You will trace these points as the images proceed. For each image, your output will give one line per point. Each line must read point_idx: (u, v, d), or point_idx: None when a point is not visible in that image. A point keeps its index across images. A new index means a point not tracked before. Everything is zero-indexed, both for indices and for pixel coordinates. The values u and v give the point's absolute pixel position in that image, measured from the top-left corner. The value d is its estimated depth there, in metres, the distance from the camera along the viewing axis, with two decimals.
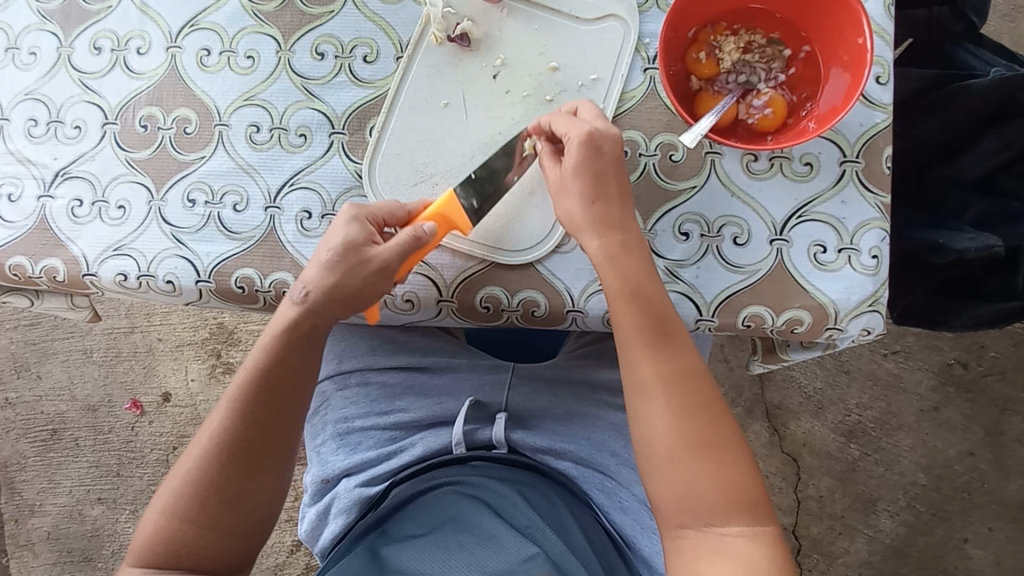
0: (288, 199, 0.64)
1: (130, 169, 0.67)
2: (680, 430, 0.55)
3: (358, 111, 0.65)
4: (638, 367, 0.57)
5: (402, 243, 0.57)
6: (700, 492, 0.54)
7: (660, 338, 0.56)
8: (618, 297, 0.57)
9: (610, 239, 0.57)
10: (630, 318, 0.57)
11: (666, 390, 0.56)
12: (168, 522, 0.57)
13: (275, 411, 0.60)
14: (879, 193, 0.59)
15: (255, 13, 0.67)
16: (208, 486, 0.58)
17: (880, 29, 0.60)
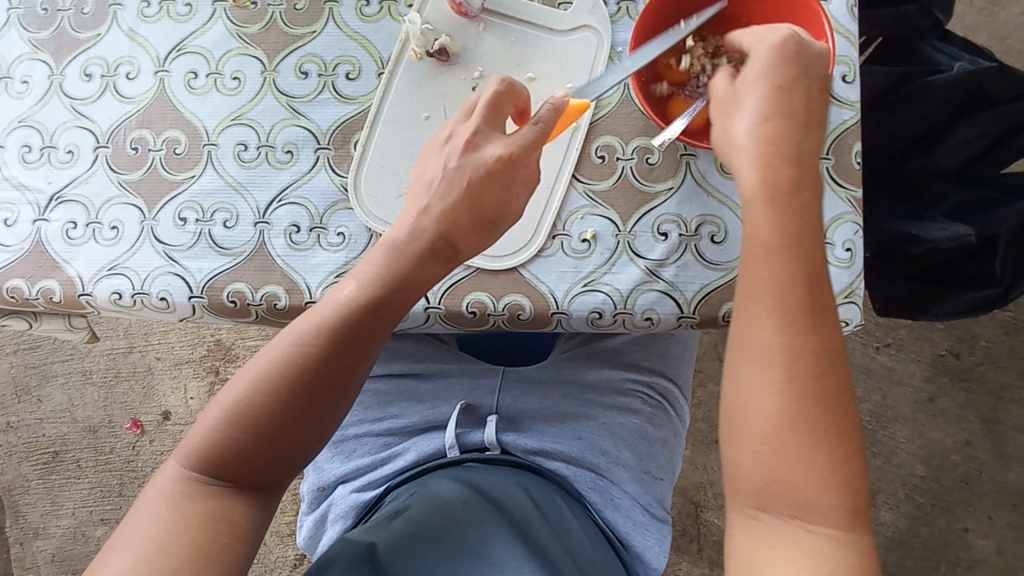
0: (276, 214, 0.66)
1: (122, 191, 0.68)
2: (789, 407, 0.48)
3: (343, 126, 0.67)
4: (760, 327, 0.50)
5: (519, 138, 0.58)
6: (789, 480, 0.48)
7: (791, 303, 0.49)
8: (759, 242, 0.51)
9: (771, 177, 0.52)
10: (771, 268, 0.51)
11: (779, 362, 0.49)
12: (223, 425, 0.53)
13: (357, 344, 0.57)
14: (850, 188, 0.61)
15: (241, 36, 0.69)
16: (273, 402, 0.54)
17: (843, 30, 0.62)
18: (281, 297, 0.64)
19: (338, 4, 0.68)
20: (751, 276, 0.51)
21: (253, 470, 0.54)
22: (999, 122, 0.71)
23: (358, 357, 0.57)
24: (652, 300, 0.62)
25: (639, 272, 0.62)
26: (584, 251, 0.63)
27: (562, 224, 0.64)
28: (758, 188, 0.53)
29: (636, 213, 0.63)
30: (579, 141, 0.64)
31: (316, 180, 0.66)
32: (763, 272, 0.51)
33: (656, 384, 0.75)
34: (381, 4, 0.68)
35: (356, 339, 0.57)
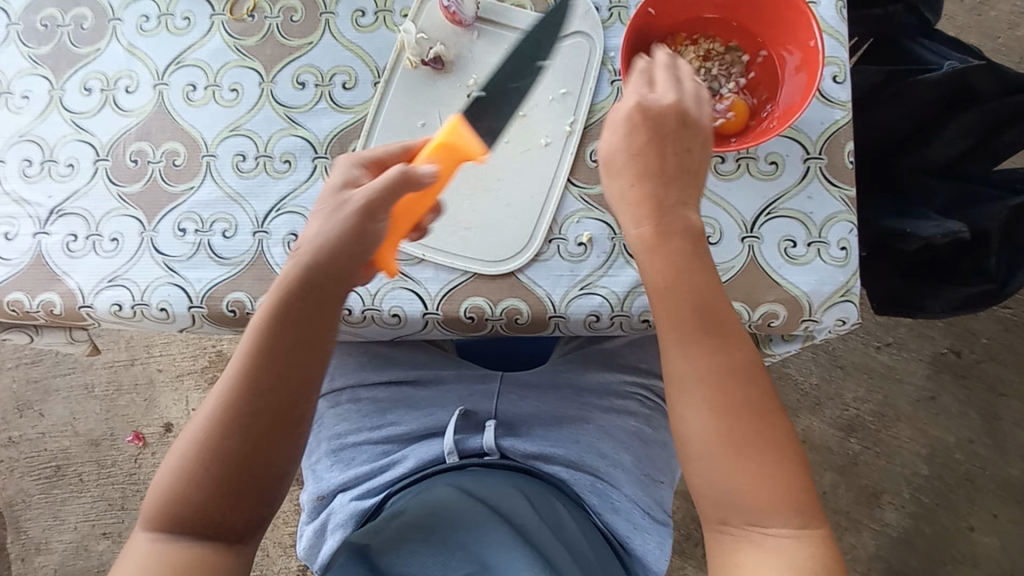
0: (275, 223, 0.67)
1: (122, 203, 0.69)
2: (728, 423, 0.50)
3: (340, 135, 0.67)
4: (677, 358, 0.51)
5: (390, 181, 0.51)
6: (749, 491, 0.49)
7: (699, 332, 0.51)
8: (661, 278, 0.52)
9: (654, 212, 0.52)
10: (674, 311, 0.51)
11: (708, 384, 0.50)
12: (179, 483, 0.50)
13: (294, 367, 0.52)
14: (843, 187, 0.61)
15: (238, 48, 0.70)
16: (220, 443, 0.50)
17: (832, 31, 0.63)
18: None
19: (333, 15, 0.69)
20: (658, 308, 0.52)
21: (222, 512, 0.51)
22: (987, 117, 0.72)
23: (298, 376, 0.52)
24: (650, 301, 0.62)
25: (635, 274, 0.63)
26: (580, 254, 0.64)
27: (558, 228, 0.64)
28: (642, 225, 0.53)
29: None
30: (574, 145, 0.65)
31: (314, 189, 0.67)
32: (670, 303, 0.51)
33: (655, 386, 0.75)
34: (375, 15, 0.69)
35: (293, 359, 0.52)
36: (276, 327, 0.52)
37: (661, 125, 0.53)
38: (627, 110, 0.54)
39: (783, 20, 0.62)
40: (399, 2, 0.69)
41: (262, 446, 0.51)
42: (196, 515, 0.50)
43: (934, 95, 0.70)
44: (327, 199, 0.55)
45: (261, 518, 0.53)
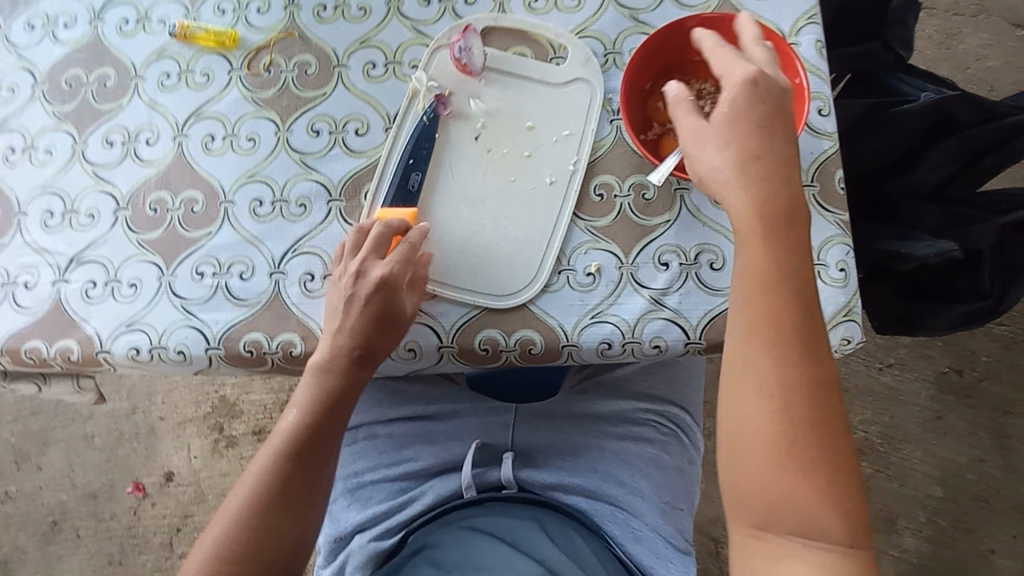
0: (292, 263, 0.69)
1: (141, 249, 0.71)
2: (792, 430, 0.54)
3: (353, 178, 0.70)
4: (753, 347, 0.55)
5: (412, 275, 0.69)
6: (793, 505, 0.53)
7: (789, 330, 0.55)
8: (754, 267, 0.57)
9: (764, 206, 0.57)
10: (762, 298, 0.56)
11: (781, 384, 0.54)
12: (216, 563, 0.61)
13: (311, 463, 0.65)
14: (837, 212, 0.64)
15: (255, 100, 0.74)
16: (266, 498, 0.63)
17: (815, 69, 0.67)
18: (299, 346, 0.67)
19: (345, 68, 0.73)
20: (747, 298, 0.57)
21: (267, 553, 0.63)
22: (970, 143, 0.75)
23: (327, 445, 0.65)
24: (660, 327, 0.64)
25: (643, 301, 0.65)
26: (589, 284, 0.66)
27: (567, 259, 0.66)
28: (744, 213, 0.58)
29: (637, 245, 0.66)
30: (578, 182, 0.68)
31: (329, 231, 0.69)
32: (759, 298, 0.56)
33: (668, 412, 0.76)
34: (385, 67, 0.73)
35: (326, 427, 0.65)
36: (312, 405, 0.65)
37: (778, 95, 0.59)
38: (747, 75, 0.59)
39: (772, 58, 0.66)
40: (408, 54, 0.73)
41: (303, 496, 0.64)
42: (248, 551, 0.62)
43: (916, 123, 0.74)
44: (355, 314, 0.64)
45: (302, 556, 0.65)
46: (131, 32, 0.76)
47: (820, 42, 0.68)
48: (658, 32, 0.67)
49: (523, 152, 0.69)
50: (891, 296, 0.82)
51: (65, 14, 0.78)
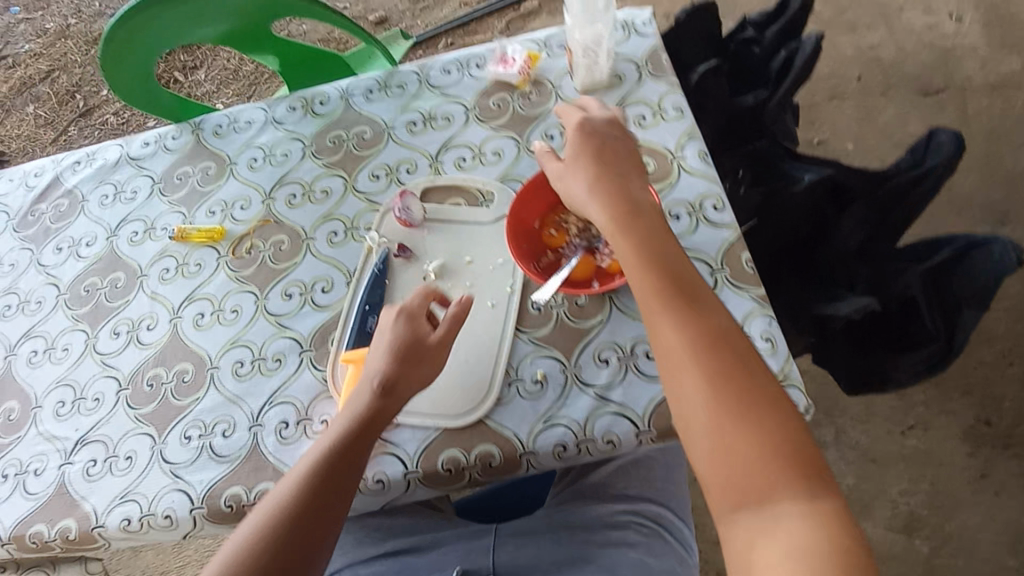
0: (269, 414, 0.75)
1: (138, 423, 0.79)
2: (734, 466, 0.55)
3: (321, 329, 0.80)
4: (679, 396, 0.59)
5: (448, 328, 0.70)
6: (764, 542, 0.51)
7: (705, 367, 0.58)
8: (663, 327, 0.62)
9: (647, 279, 0.64)
10: (675, 351, 0.60)
11: (708, 418, 0.57)
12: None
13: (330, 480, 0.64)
14: (751, 288, 0.70)
15: (239, 278, 0.86)
16: (271, 550, 0.61)
17: (701, 173, 0.79)
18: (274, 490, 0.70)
19: (313, 240, 0.87)
20: (664, 347, 0.61)
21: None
22: (870, 206, 0.81)
23: (347, 477, 0.65)
24: (609, 421, 0.67)
25: (590, 399, 0.69)
26: (537, 391, 0.70)
27: (515, 371, 0.72)
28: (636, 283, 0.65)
29: (577, 346, 0.72)
30: (516, 301, 0.76)
31: (301, 378, 0.77)
32: (672, 346, 0.60)
33: (646, 511, 0.76)
34: (345, 233, 0.86)
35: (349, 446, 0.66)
36: (327, 444, 0.66)
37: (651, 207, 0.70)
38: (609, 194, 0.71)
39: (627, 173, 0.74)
40: (363, 219, 0.87)
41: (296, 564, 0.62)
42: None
43: (809, 199, 0.82)
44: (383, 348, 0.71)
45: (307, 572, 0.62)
46: (139, 241, 0.93)
47: (702, 152, 0.80)
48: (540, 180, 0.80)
49: (465, 283, 0.79)
50: (840, 350, 0.86)
51: (89, 236, 0.95)
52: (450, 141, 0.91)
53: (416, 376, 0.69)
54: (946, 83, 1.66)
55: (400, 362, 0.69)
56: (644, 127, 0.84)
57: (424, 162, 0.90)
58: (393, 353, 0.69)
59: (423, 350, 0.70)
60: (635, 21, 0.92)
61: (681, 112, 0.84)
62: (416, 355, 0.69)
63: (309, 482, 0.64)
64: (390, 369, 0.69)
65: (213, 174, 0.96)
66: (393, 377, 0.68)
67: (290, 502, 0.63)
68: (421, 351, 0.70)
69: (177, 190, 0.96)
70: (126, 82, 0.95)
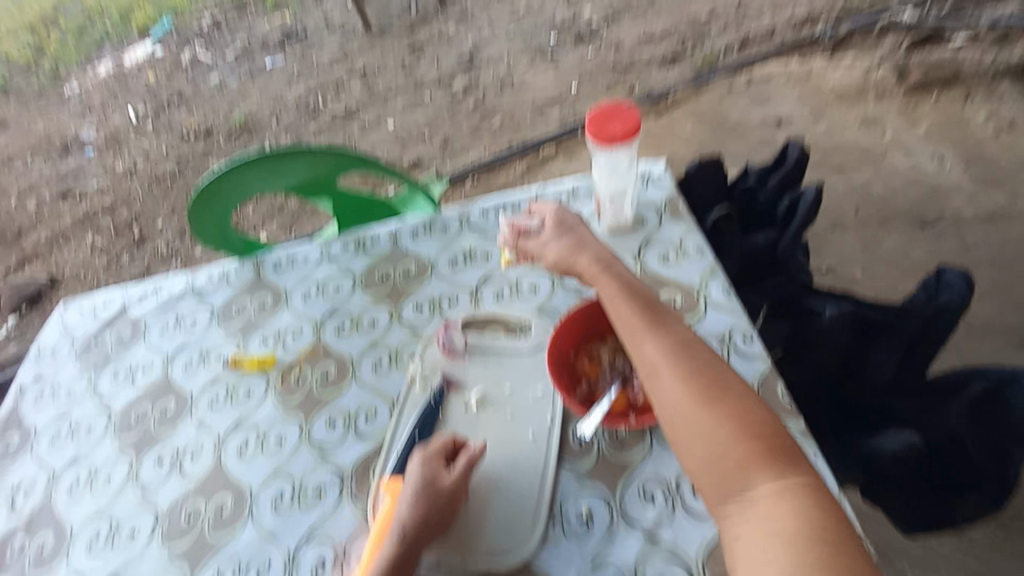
0: (306, 553, 0.74)
1: (170, 561, 0.77)
2: (740, 488, 0.60)
3: (363, 460, 0.80)
4: (668, 400, 0.66)
5: (466, 469, 0.71)
6: (752, 528, 0.58)
7: (693, 394, 0.65)
8: (648, 360, 0.69)
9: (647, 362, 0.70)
10: (677, 407, 0.65)
11: (701, 451, 0.63)
12: None
13: None
14: (790, 422, 0.72)
15: (285, 406, 0.89)
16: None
17: (729, 308, 0.84)
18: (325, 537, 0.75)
19: (358, 368, 0.91)
20: (665, 394, 0.67)
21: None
22: (896, 340, 0.84)
23: None
24: (661, 567, 0.65)
25: (639, 540, 0.67)
26: (584, 530, 0.69)
27: (560, 507, 0.71)
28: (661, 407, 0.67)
29: (622, 481, 0.72)
30: (557, 432, 0.77)
31: (341, 514, 0.76)
32: (672, 396, 0.66)
33: None
34: (390, 362, 0.91)
35: None
36: None
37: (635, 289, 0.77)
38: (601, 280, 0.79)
39: None
40: (408, 349, 0.92)
41: None
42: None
43: (832, 335, 0.86)
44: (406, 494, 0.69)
45: None
46: (193, 369, 0.98)
47: (726, 288, 0.87)
48: (575, 313, 0.81)
49: (506, 412, 0.80)
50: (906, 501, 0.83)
51: (146, 364, 1.01)
52: (489, 276, 0.99)
53: (435, 526, 0.68)
54: (939, 215, 1.79)
55: (421, 510, 0.68)
56: (669, 264, 0.92)
57: (465, 295, 0.97)
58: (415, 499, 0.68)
59: (438, 495, 0.69)
60: (652, 173, 1.04)
61: (702, 251, 0.92)
62: (431, 504, 0.68)
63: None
64: (413, 521, 0.67)
65: (269, 306, 1.04)
66: (417, 532, 0.67)
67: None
68: (439, 497, 0.69)
69: (234, 320, 1.03)
70: (198, 220, 1.04)
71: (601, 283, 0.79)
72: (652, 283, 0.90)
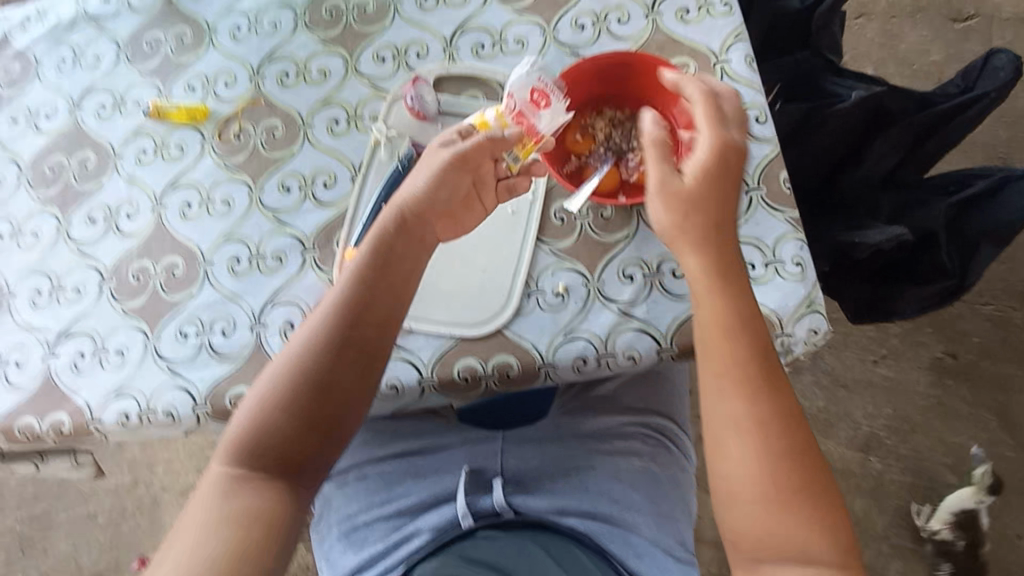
0: (271, 315, 0.71)
1: (126, 317, 0.74)
2: (801, 554, 0.57)
3: (325, 228, 0.74)
4: (744, 471, 0.59)
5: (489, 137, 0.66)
6: (777, 542, 0.58)
7: (771, 446, 0.59)
8: (734, 414, 0.60)
9: (735, 355, 0.61)
10: (743, 414, 0.60)
11: (758, 475, 0.59)
12: (273, 412, 0.61)
13: (364, 319, 0.63)
14: (786, 211, 0.68)
15: (228, 165, 0.77)
16: (292, 410, 0.61)
17: (747, 82, 0.72)
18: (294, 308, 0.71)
19: (310, 127, 0.78)
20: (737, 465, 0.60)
21: (302, 454, 0.61)
22: (906, 136, 0.78)
23: (383, 321, 0.64)
24: (631, 338, 0.66)
25: (612, 314, 0.66)
26: (558, 304, 0.68)
27: (536, 282, 0.69)
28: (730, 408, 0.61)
29: (602, 261, 0.69)
30: (538, 209, 0.71)
31: (304, 280, 0.72)
32: (748, 469, 0.59)
33: (653, 423, 0.74)
34: (348, 122, 0.77)
35: (388, 265, 0.65)
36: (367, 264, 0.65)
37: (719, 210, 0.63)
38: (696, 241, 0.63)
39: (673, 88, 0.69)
40: (368, 108, 0.78)
41: (330, 406, 0.62)
42: (265, 460, 0.60)
43: (844, 121, 0.78)
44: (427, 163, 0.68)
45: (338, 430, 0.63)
46: (108, 116, 0.82)
47: (749, 57, 0.73)
48: (581, 66, 0.68)
49: None
50: (860, 290, 0.84)
51: (47, 107, 0.83)
52: (466, 23, 0.80)
53: (430, 200, 0.66)
54: (977, 9, 1.57)
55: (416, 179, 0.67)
56: (687, 22, 0.75)
57: (437, 45, 0.80)
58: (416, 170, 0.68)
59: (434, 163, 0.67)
60: None
61: (731, 7, 0.75)
62: (428, 174, 0.66)
63: (336, 336, 0.63)
64: (409, 193, 0.66)
65: (189, 43, 0.83)
66: (411, 204, 0.66)
67: (307, 354, 0.62)
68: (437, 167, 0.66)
69: (148, 58, 0.83)
70: None
71: (704, 298, 0.62)
72: (663, 46, 0.75)
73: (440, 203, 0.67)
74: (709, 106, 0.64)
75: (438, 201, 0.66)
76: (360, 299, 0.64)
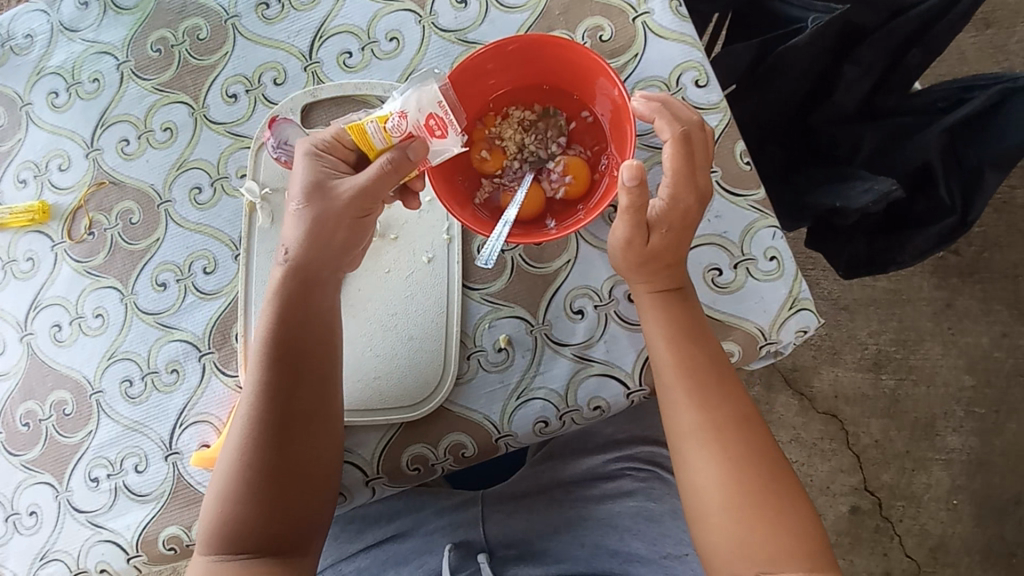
0: (184, 439, 0.61)
1: (28, 471, 0.64)
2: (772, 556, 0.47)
3: (218, 323, 0.62)
4: (695, 469, 0.51)
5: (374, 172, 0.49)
6: (743, 541, 0.48)
7: (732, 448, 0.50)
8: (683, 413, 0.52)
9: (687, 355, 0.52)
10: (686, 407, 0.52)
11: (712, 471, 0.50)
12: (238, 507, 0.51)
13: (300, 377, 0.53)
14: (749, 194, 0.56)
15: (88, 271, 0.65)
16: (257, 497, 0.51)
17: (679, 36, 0.58)
18: (213, 423, 0.61)
19: (170, 202, 0.64)
20: (697, 472, 0.51)
21: (287, 535, 0.52)
22: (882, 48, 0.64)
23: (323, 373, 0.53)
24: (594, 386, 0.56)
25: (568, 362, 0.57)
26: (503, 361, 0.58)
27: (473, 340, 0.58)
28: (681, 407, 0.52)
29: (544, 299, 0.58)
30: (457, 251, 0.59)
31: (210, 390, 0.62)
32: (709, 475, 0.50)
33: (641, 453, 0.67)
34: (213, 187, 0.64)
35: (309, 307, 0.53)
36: (283, 312, 0.53)
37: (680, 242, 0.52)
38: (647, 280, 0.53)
39: (589, 73, 0.54)
40: (232, 163, 0.64)
41: (299, 477, 0.52)
42: (247, 553, 0.51)
43: (806, 55, 0.63)
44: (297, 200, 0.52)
45: (322, 497, 0.54)
46: None
47: (676, 1, 0.59)
48: (471, 60, 0.53)
49: (388, 236, 0.60)
50: (856, 241, 0.74)
51: None
52: (324, 28, 0.64)
53: (340, 242, 0.53)
54: None
55: (312, 220, 0.51)
56: None
57: (295, 64, 0.64)
58: (305, 211, 0.52)
59: (336, 203, 0.51)
60: None
61: None
62: (333, 219, 0.51)
63: (274, 404, 0.53)
64: (306, 237, 0.52)
65: (6, 125, 0.68)
66: (314, 250, 0.52)
67: (251, 433, 0.52)
68: (344, 209, 0.51)
69: None
70: None
71: (648, 313, 0.53)
72: (568, 9, 0.60)
73: (358, 245, 0.54)
74: (690, 154, 0.50)
75: (354, 243, 0.54)
76: (286, 360, 0.53)
